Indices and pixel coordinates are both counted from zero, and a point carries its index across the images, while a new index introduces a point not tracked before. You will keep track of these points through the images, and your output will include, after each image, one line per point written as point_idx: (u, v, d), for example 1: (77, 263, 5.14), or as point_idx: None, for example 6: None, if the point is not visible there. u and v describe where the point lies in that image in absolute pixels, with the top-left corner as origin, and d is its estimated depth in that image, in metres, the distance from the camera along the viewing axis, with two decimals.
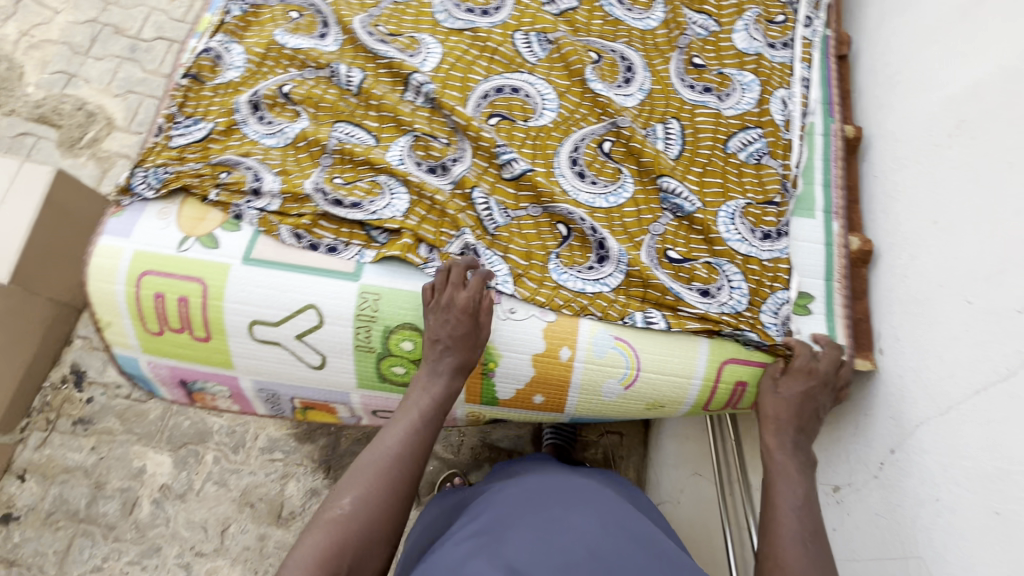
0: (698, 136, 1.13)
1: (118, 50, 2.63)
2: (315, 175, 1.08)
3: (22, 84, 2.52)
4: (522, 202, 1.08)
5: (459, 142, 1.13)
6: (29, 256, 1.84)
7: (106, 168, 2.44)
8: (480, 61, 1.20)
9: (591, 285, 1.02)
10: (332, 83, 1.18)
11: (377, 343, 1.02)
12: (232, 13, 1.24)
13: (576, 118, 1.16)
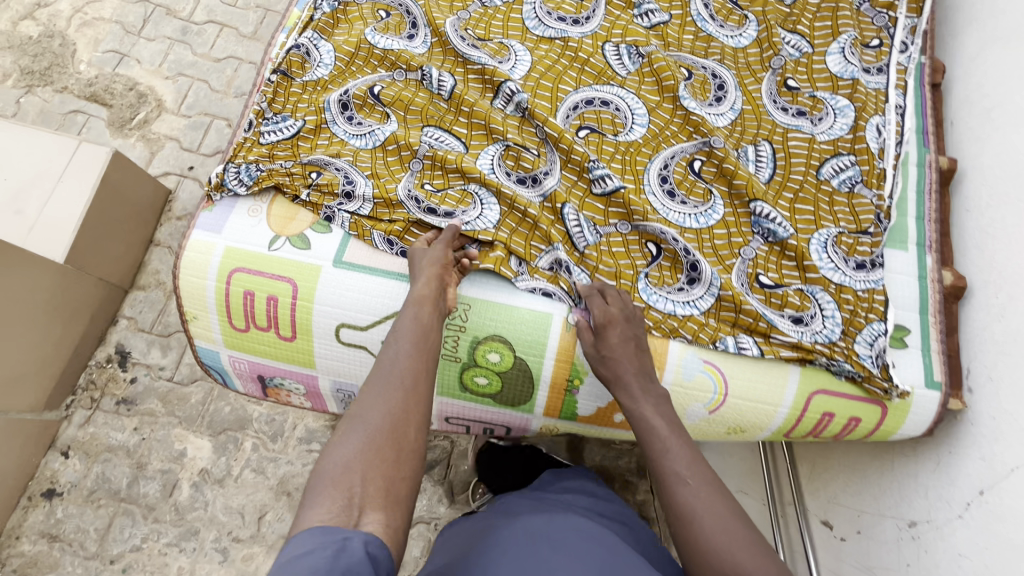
0: (791, 160, 1.11)
1: (170, 32, 2.62)
2: (406, 181, 1.08)
3: (74, 61, 2.52)
4: (610, 219, 1.08)
5: (548, 154, 1.12)
6: (84, 235, 1.85)
7: (155, 150, 2.45)
8: (570, 71, 1.19)
9: (681, 307, 1.02)
10: (422, 87, 1.18)
11: (463, 353, 1.02)
12: (321, 10, 1.24)
13: (667, 134, 1.15)
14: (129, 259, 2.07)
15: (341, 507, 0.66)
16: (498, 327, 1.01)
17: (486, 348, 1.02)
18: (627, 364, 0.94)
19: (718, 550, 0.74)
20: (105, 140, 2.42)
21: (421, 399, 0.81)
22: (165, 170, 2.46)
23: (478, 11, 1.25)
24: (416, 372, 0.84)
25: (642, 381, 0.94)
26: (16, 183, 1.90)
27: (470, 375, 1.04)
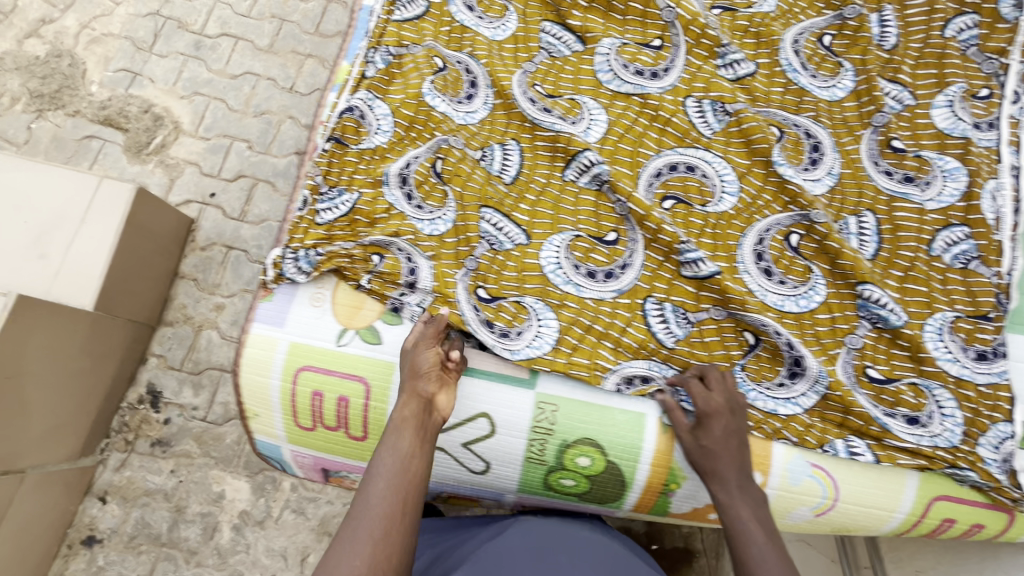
0: (899, 235, 1.02)
1: (182, 47, 2.49)
2: (461, 283, 0.99)
3: (85, 81, 2.40)
4: (702, 303, 0.99)
5: (629, 231, 1.03)
6: (113, 279, 1.70)
7: (173, 176, 2.33)
8: (651, 132, 1.10)
9: (782, 404, 0.94)
10: (479, 166, 1.08)
11: (550, 456, 0.95)
12: (374, 64, 1.13)
13: (759, 204, 1.06)
14: (155, 295, 1.94)
15: None
16: (590, 430, 0.93)
17: (576, 452, 0.94)
18: (721, 456, 0.88)
19: None
20: (122, 166, 2.31)
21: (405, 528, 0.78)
22: (185, 196, 2.34)
23: (545, 63, 1.14)
24: (392, 515, 0.78)
25: (729, 475, 0.87)
26: (37, 225, 1.67)
27: (556, 476, 0.97)
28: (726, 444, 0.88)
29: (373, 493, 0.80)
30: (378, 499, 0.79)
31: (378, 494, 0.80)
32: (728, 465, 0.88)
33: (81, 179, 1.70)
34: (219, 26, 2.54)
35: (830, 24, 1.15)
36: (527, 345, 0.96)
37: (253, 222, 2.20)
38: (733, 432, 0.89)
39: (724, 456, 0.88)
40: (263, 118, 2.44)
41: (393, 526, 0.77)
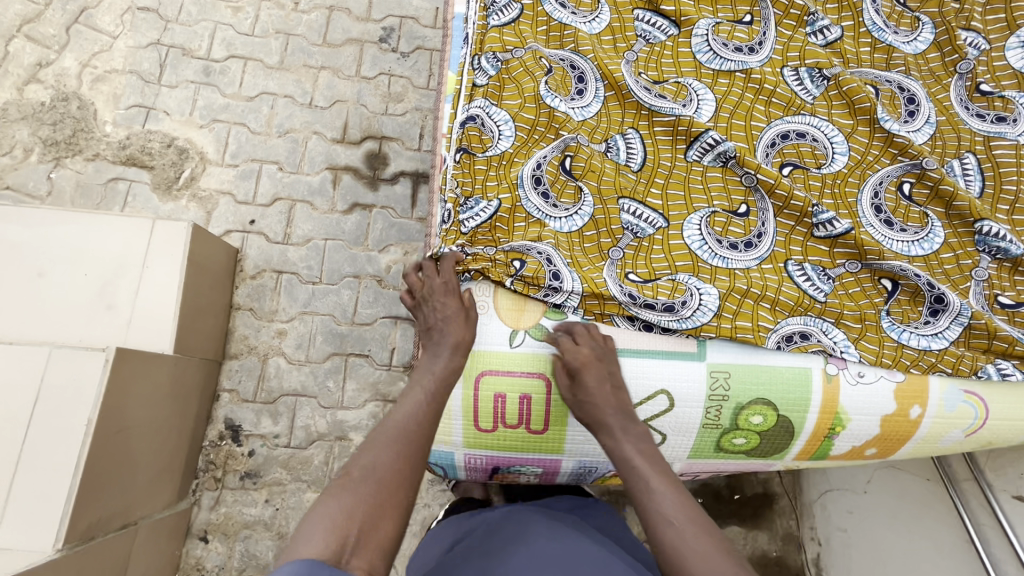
0: (1000, 170, 1.17)
1: (191, 74, 2.44)
2: (609, 272, 1.12)
3: (98, 122, 2.32)
4: (838, 259, 1.13)
5: (759, 202, 1.15)
6: (187, 316, 1.89)
7: (210, 208, 2.31)
8: (758, 105, 1.18)
9: (931, 339, 1.10)
10: (607, 159, 1.17)
11: (725, 420, 1.10)
12: (484, 74, 1.19)
13: (870, 159, 1.17)
14: (217, 330, 2.12)
15: (336, 544, 0.86)
16: (759, 392, 1.08)
17: (749, 412, 1.09)
18: (599, 391, 1.06)
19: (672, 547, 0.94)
20: (153, 206, 2.27)
21: (414, 466, 1.01)
22: (225, 227, 2.32)
23: (645, 49, 1.23)
24: (406, 453, 1.01)
25: (607, 406, 1.07)
26: (99, 275, 1.80)
27: (727, 437, 1.12)
28: (614, 395, 1.08)
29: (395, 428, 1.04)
30: (393, 433, 1.03)
31: (399, 425, 1.04)
32: (608, 391, 1.07)
33: (131, 224, 1.85)
34: (225, 49, 2.49)
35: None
36: (692, 314, 1.09)
37: (298, 242, 2.32)
38: (609, 366, 1.08)
39: (614, 400, 1.08)
40: (288, 137, 2.43)
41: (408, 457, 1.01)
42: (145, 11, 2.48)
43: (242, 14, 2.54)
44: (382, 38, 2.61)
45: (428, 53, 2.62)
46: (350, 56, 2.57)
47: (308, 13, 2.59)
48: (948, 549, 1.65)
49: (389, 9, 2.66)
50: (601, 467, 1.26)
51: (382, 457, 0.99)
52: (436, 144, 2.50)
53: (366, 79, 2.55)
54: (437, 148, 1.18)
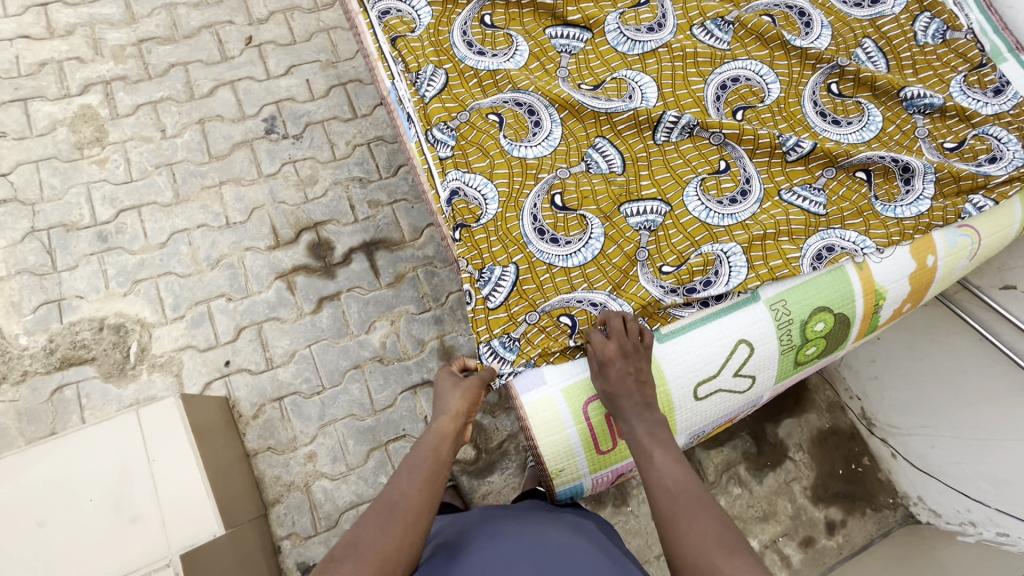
0: (893, 43, 1.57)
1: (87, 246, 2.24)
2: (644, 274, 1.42)
3: (9, 338, 2.09)
4: (816, 170, 1.48)
5: (732, 152, 1.50)
6: (219, 487, 1.76)
7: (176, 370, 2.14)
8: (691, 71, 1.54)
9: (916, 203, 1.44)
10: (591, 173, 1.49)
11: (797, 337, 1.40)
12: (449, 148, 1.50)
13: (797, 75, 1.54)
14: (247, 484, 1.98)
15: None
16: (811, 305, 1.39)
17: (814, 322, 1.40)
18: (622, 379, 1.31)
19: (672, 519, 1.15)
20: (115, 395, 2.08)
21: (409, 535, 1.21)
22: (201, 381, 2.17)
23: (572, 61, 1.59)
24: (406, 519, 1.23)
25: (628, 389, 1.31)
26: (106, 493, 1.63)
27: (803, 351, 1.42)
28: (625, 381, 1.31)
29: (396, 493, 1.28)
30: (399, 494, 1.28)
31: (399, 493, 1.28)
32: (632, 380, 1.31)
33: (116, 425, 1.72)
34: (110, 205, 2.31)
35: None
36: (727, 277, 1.40)
37: (283, 361, 2.21)
38: (635, 356, 1.32)
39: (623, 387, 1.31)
40: (223, 265, 2.30)
41: (408, 514, 1.24)
42: (4, 203, 2.25)
43: (110, 164, 2.36)
44: (268, 129, 2.53)
45: (320, 126, 2.56)
46: (243, 161, 2.47)
47: (180, 135, 2.46)
48: (966, 352, 1.92)
49: (261, 99, 2.57)
50: (706, 430, 1.49)
51: (383, 514, 1.23)
52: (371, 208, 2.46)
53: (271, 176, 2.46)
54: (441, 232, 1.49)
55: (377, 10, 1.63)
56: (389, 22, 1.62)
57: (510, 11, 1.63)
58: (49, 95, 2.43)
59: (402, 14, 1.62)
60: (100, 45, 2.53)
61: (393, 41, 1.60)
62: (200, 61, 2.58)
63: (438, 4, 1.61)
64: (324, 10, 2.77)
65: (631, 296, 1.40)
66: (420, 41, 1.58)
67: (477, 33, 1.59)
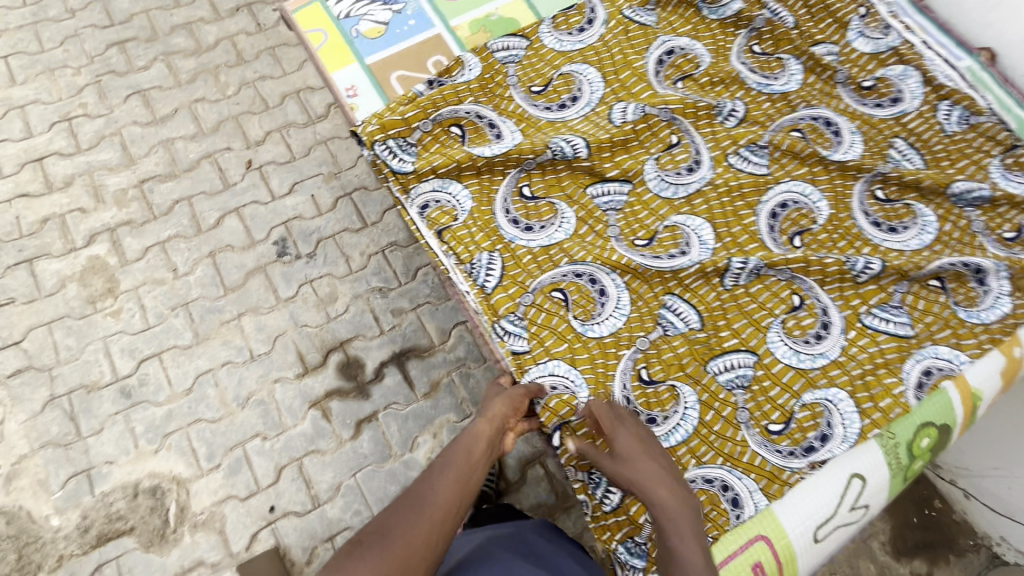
0: (923, 138, 1.61)
1: (111, 405, 2.15)
2: (753, 437, 1.42)
3: (40, 521, 1.98)
4: (888, 287, 1.52)
5: (802, 285, 1.54)
6: None
7: (220, 526, 2.03)
8: (740, 204, 1.59)
9: (998, 304, 1.47)
10: (670, 335, 1.52)
11: (906, 457, 1.41)
12: (523, 343, 1.50)
13: (841, 189, 1.58)
14: None
15: None
16: (915, 425, 1.41)
17: (920, 439, 1.41)
18: (630, 445, 1.29)
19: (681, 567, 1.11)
20: (159, 565, 1.96)
21: (441, 537, 1.11)
22: (246, 533, 2.05)
23: (620, 217, 1.61)
24: (438, 516, 1.13)
25: (640, 453, 1.28)
26: None
27: (911, 471, 1.42)
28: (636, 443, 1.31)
29: (433, 488, 1.18)
30: (437, 491, 1.17)
31: (438, 489, 1.18)
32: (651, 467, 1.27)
33: None
34: (129, 357, 2.23)
35: (750, 36, 1.75)
36: (840, 426, 1.41)
37: (330, 496, 2.12)
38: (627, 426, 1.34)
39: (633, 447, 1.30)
40: (253, 402, 2.22)
41: (441, 518, 1.13)
42: (18, 373, 2.17)
43: (125, 314, 2.30)
44: (280, 252, 2.49)
45: (331, 240, 2.54)
46: (259, 288, 2.42)
47: (192, 272, 2.41)
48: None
49: (268, 222, 2.54)
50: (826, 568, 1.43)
51: (412, 508, 1.12)
52: (396, 316, 2.42)
53: (290, 299, 2.41)
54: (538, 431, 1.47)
55: (415, 205, 1.62)
56: (431, 214, 1.61)
57: (547, 178, 1.64)
58: (54, 251, 2.38)
59: (441, 204, 1.61)
60: (101, 191, 2.51)
61: (440, 236, 1.59)
62: (203, 192, 2.57)
63: (475, 183, 1.62)
64: (319, 122, 2.78)
65: (747, 463, 1.40)
66: (468, 228, 1.58)
67: (520, 207, 1.61)
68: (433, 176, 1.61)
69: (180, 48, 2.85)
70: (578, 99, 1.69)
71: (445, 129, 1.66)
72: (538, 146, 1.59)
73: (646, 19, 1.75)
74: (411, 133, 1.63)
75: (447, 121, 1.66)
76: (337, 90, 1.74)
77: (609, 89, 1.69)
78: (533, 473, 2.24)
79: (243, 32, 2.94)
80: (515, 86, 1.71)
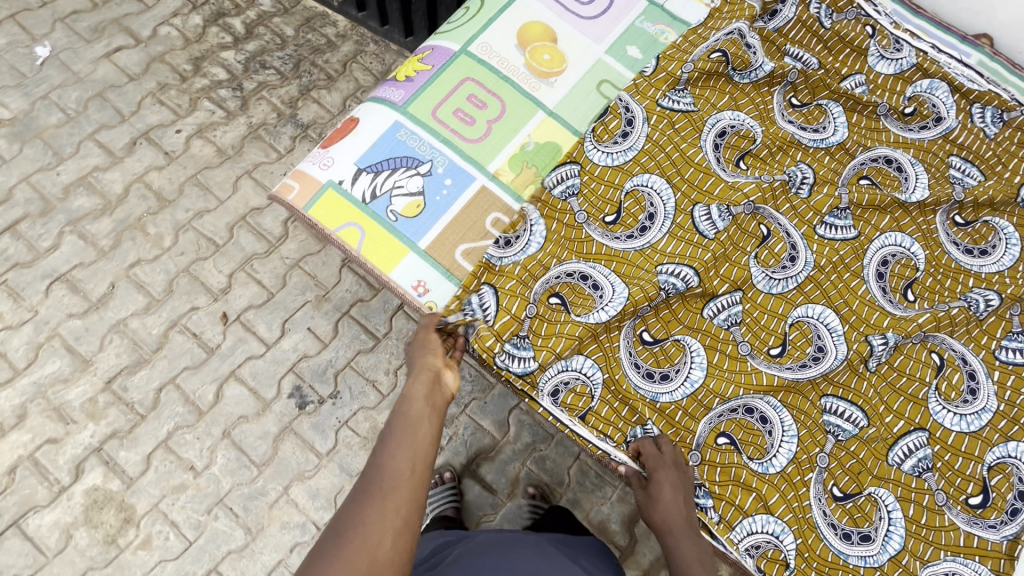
0: (973, 148, 1.57)
1: None
2: (958, 516, 1.35)
3: None
4: (1005, 312, 1.47)
5: (935, 340, 1.46)
6: None
7: None
8: (852, 278, 1.48)
9: None
10: (844, 440, 1.41)
11: None
12: (707, 505, 1.38)
13: (926, 226, 1.52)
14: None
15: None
16: None
17: None
18: (672, 509, 1.30)
19: None
20: None
21: (404, 501, 1.03)
22: None
23: (744, 330, 1.46)
24: (397, 481, 1.05)
25: (679, 521, 1.29)
26: None
27: None
28: (676, 493, 1.32)
29: (382, 459, 1.09)
30: (388, 460, 1.09)
31: (389, 458, 1.10)
32: (686, 540, 1.27)
33: None
34: None
35: (786, 91, 1.62)
36: None
37: None
38: (686, 499, 1.33)
39: (674, 497, 1.31)
40: None
41: (400, 488, 1.05)
42: None
43: (157, 539, 2.02)
44: (300, 402, 2.25)
45: (350, 369, 2.31)
46: (293, 452, 2.18)
47: (212, 462, 2.13)
48: None
49: (274, 374, 2.27)
50: None
51: (366, 487, 1.04)
52: (449, 426, 2.28)
53: (332, 450, 2.19)
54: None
55: (546, 394, 1.43)
56: (565, 400, 1.43)
57: (662, 315, 1.47)
58: (41, 501, 2.03)
59: (573, 383, 1.43)
60: (66, 411, 2.14)
61: (583, 420, 1.42)
62: (186, 367, 2.25)
63: (597, 350, 1.43)
64: (283, 243, 2.47)
65: (969, 548, 1.34)
66: (611, 404, 1.43)
67: (647, 356, 1.45)
68: (557, 358, 1.42)
69: (85, 210, 2.43)
70: (655, 214, 1.50)
71: (546, 304, 1.45)
72: (651, 291, 1.43)
73: (685, 104, 1.57)
74: (521, 325, 1.43)
75: (544, 295, 1.45)
76: (405, 293, 1.49)
77: (679, 193, 1.51)
78: (641, 530, 2.22)
79: (152, 168, 2.53)
80: (588, 222, 1.50)
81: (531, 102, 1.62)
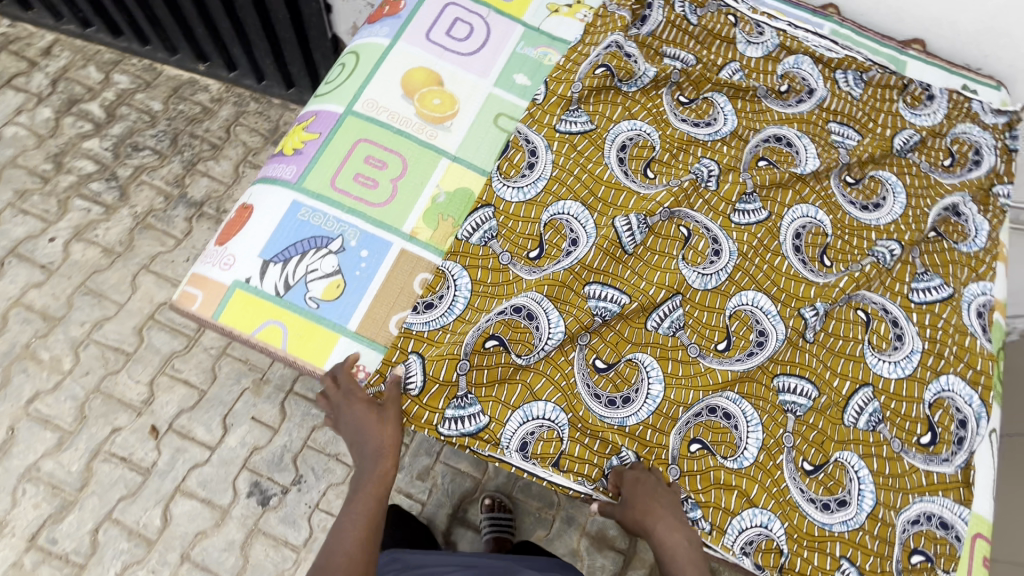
0: (844, 111, 1.71)
1: None
2: (915, 458, 1.46)
3: None
4: (908, 257, 1.61)
5: (857, 298, 1.56)
6: None
7: None
8: (776, 257, 1.56)
9: (977, 226, 1.65)
10: (803, 415, 1.48)
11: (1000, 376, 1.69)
12: (697, 517, 1.39)
13: (824, 192, 1.63)
14: None
15: None
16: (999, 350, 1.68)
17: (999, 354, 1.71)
18: (644, 506, 1.33)
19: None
20: None
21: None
22: None
23: (689, 332, 1.50)
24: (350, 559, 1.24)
25: (655, 513, 1.32)
26: None
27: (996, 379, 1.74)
28: (649, 490, 1.35)
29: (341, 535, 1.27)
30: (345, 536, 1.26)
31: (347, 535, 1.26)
32: (666, 528, 1.32)
33: None
34: None
35: (672, 91, 1.68)
36: (966, 405, 1.50)
37: None
38: (659, 497, 1.35)
39: (647, 493, 1.34)
40: None
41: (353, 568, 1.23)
42: None
43: None
44: (261, 499, 2.07)
45: (308, 449, 2.16)
46: (266, 554, 2.01)
47: None
48: None
49: (225, 477, 2.09)
50: None
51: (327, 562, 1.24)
52: (426, 479, 2.20)
53: (309, 541, 2.04)
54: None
55: (515, 450, 1.38)
56: (535, 450, 1.39)
57: (609, 339, 1.47)
58: None
59: (539, 431, 1.39)
60: None
61: (557, 466, 1.39)
62: (122, 497, 2.02)
63: (554, 391, 1.41)
64: (202, 334, 2.27)
65: (932, 485, 1.45)
66: (582, 441, 1.41)
67: (604, 382, 1.44)
68: (512, 410, 1.40)
69: None
70: (578, 238, 1.50)
71: (482, 350, 1.40)
72: (585, 318, 1.43)
73: (582, 123, 1.59)
74: (457, 386, 1.39)
75: (478, 341, 1.39)
76: None
77: (596, 213, 1.52)
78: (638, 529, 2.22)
79: (30, 286, 2.26)
80: (512, 262, 1.48)
81: (432, 151, 1.59)
